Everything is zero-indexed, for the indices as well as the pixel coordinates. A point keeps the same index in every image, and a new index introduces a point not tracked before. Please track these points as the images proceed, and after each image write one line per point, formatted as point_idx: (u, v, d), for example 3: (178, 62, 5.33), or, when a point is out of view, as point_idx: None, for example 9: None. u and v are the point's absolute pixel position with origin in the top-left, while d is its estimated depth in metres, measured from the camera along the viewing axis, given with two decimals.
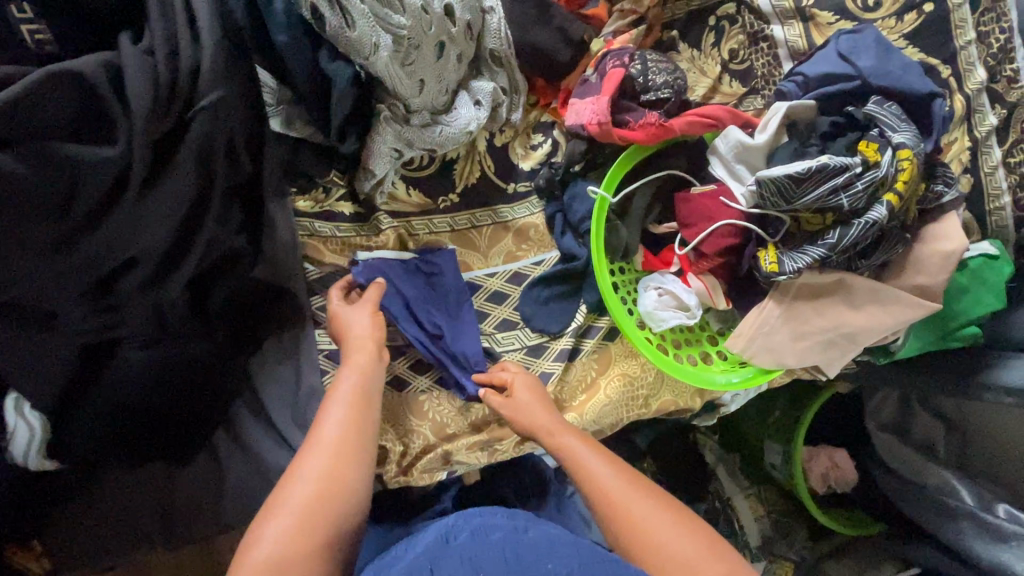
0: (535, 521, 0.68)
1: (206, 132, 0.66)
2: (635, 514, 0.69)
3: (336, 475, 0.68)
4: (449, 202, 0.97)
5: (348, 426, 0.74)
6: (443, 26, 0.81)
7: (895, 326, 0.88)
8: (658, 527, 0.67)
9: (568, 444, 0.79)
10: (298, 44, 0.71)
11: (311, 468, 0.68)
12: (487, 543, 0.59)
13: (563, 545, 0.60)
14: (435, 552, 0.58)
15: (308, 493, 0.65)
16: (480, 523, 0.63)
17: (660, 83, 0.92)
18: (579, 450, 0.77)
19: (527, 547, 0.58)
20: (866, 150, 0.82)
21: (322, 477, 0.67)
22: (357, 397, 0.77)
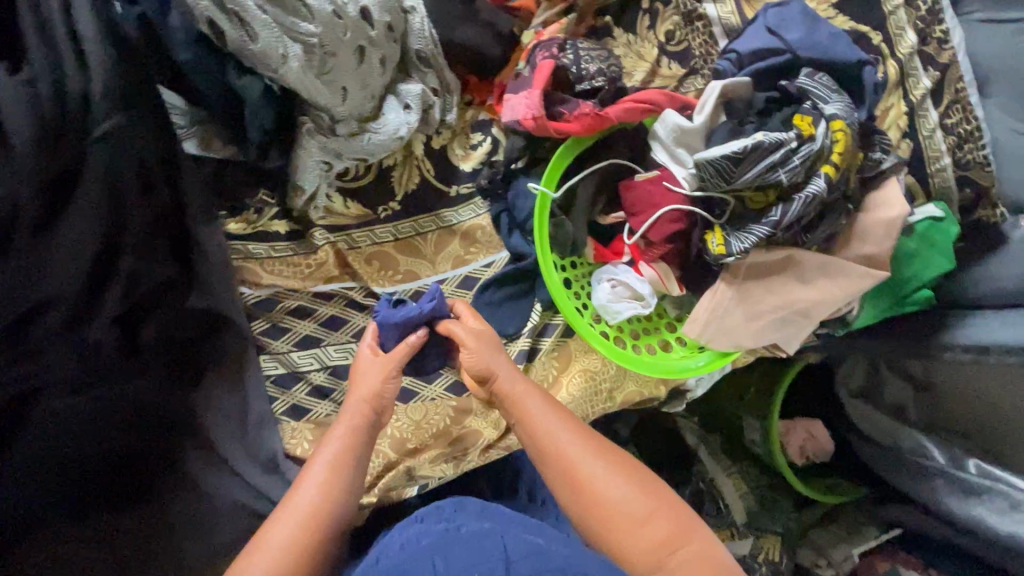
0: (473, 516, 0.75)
1: (108, 158, 0.63)
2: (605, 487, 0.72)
3: (319, 517, 0.70)
4: (389, 211, 0.94)
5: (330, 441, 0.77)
6: (361, 30, 0.77)
7: (847, 297, 0.87)
8: (624, 500, 0.71)
9: (542, 421, 0.77)
10: (203, 60, 0.69)
11: (297, 508, 0.70)
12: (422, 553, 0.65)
13: (492, 543, 0.65)
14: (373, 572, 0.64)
15: (285, 543, 0.67)
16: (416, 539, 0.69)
17: (594, 71, 0.91)
18: (543, 424, 0.77)
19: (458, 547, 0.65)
20: (801, 124, 0.80)
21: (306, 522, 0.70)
22: (350, 444, 0.76)
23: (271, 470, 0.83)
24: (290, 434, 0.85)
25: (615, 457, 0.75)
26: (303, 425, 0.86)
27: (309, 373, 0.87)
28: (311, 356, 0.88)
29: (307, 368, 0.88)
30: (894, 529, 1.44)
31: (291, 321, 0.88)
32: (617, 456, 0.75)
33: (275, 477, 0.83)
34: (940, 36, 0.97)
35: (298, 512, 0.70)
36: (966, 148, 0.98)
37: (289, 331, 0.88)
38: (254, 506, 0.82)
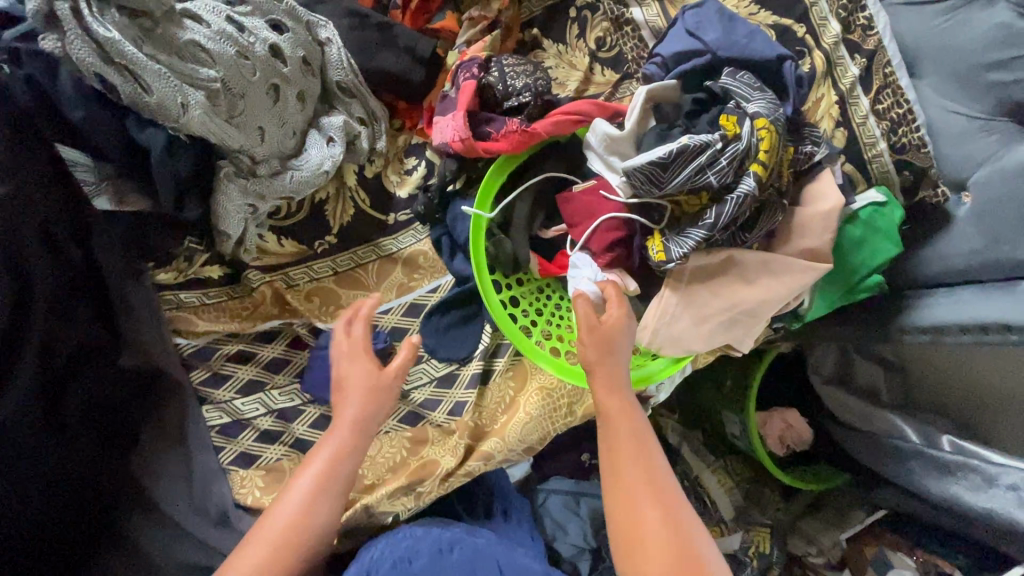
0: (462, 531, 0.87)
1: (5, 226, 0.62)
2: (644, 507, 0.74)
3: (297, 531, 0.71)
4: (327, 245, 0.92)
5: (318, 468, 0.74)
6: (271, 68, 0.75)
7: (791, 293, 0.86)
8: (655, 524, 0.72)
9: (618, 430, 0.79)
10: (99, 117, 0.66)
11: (271, 528, 0.71)
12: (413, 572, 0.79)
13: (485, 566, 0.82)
14: None
15: (260, 558, 0.69)
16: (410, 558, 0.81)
17: (521, 87, 0.90)
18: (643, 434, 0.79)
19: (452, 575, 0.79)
20: (725, 124, 0.80)
21: (283, 537, 0.70)
22: (340, 453, 0.75)
23: (221, 524, 0.81)
24: (240, 484, 0.82)
25: (654, 486, 0.75)
26: (252, 474, 0.83)
27: (256, 419, 0.85)
28: (256, 402, 0.85)
29: (252, 414, 0.85)
30: (879, 510, 1.43)
31: (233, 367, 0.86)
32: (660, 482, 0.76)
33: (226, 530, 0.80)
34: (863, 23, 0.97)
35: (280, 525, 0.71)
36: (900, 132, 0.98)
37: (230, 377, 0.86)
38: (205, 563, 0.80)
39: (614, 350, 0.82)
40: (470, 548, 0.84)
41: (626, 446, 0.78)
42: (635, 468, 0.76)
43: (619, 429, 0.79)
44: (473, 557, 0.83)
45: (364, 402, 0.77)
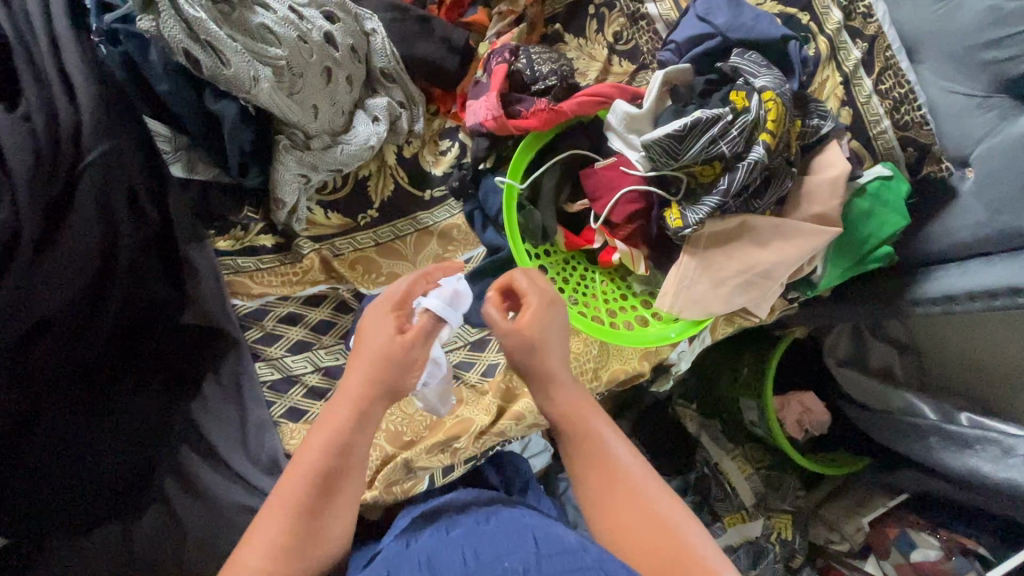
0: (500, 511, 0.82)
1: (100, 183, 0.70)
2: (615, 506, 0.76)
3: (293, 539, 0.67)
4: (369, 218, 0.99)
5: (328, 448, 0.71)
6: (325, 53, 0.84)
7: (803, 255, 0.93)
8: (630, 514, 0.75)
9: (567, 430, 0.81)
10: (181, 90, 0.76)
11: (271, 534, 0.67)
12: (448, 539, 0.75)
13: (524, 538, 0.72)
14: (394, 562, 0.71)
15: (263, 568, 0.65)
16: (441, 529, 0.78)
17: (547, 72, 0.98)
18: (595, 428, 0.80)
19: (488, 541, 0.73)
20: (735, 99, 0.87)
21: (285, 543, 0.66)
22: (342, 438, 0.72)
23: (273, 472, 0.85)
24: (289, 437, 0.87)
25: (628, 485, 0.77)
26: (301, 427, 0.88)
27: (304, 376, 0.90)
28: (305, 360, 0.92)
29: (301, 370, 0.91)
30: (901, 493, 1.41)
31: (283, 329, 0.92)
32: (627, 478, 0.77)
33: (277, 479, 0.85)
34: (864, 11, 1.04)
35: (279, 528, 0.67)
36: (903, 109, 1.05)
37: (282, 337, 0.92)
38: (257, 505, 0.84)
39: (546, 344, 0.80)
40: (510, 518, 0.79)
41: (587, 454, 0.80)
42: (606, 468, 0.78)
43: (575, 434, 0.80)
44: (508, 526, 0.76)
45: (367, 378, 0.73)
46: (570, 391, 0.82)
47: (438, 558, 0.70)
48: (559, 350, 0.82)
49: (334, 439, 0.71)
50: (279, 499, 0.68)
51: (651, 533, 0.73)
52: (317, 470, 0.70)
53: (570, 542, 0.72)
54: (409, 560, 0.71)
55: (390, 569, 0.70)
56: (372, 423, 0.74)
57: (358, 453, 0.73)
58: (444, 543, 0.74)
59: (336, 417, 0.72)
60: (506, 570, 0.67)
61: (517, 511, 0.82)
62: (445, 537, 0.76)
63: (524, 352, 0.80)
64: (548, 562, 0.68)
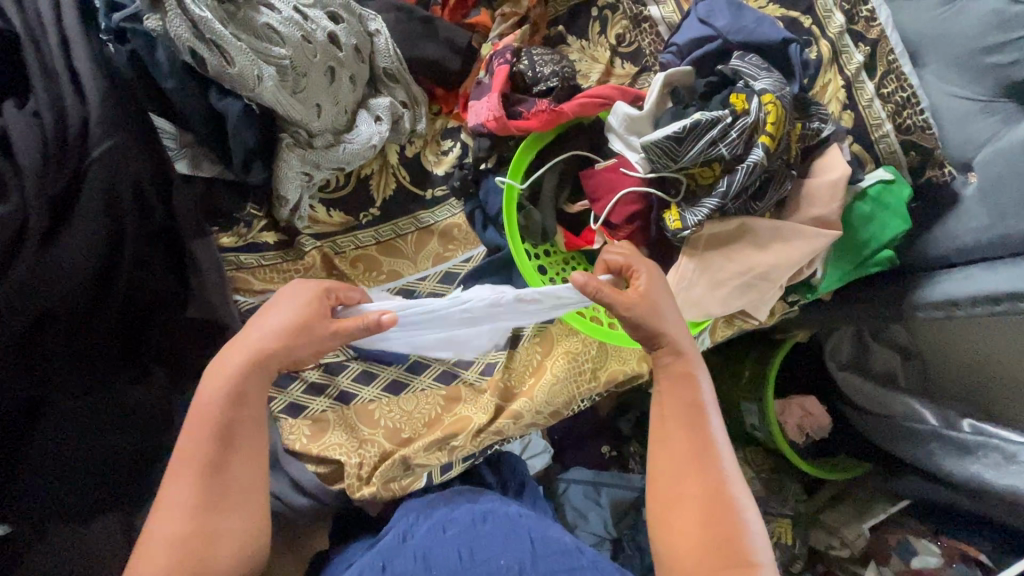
0: (490, 506, 0.84)
1: (104, 179, 0.71)
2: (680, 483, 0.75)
3: (204, 500, 0.66)
4: (371, 217, 1.00)
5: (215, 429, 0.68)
6: (329, 53, 0.85)
7: (802, 258, 0.93)
8: (698, 492, 0.74)
9: (673, 388, 0.80)
10: (186, 87, 0.77)
11: (161, 530, 0.64)
12: (442, 537, 0.77)
13: (519, 538, 0.75)
14: (389, 553, 0.74)
15: (181, 533, 0.65)
16: (437, 521, 0.80)
17: (548, 73, 0.98)
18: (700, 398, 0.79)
19: (484, 543, 0.74)
20: (735, 102, 0.88)
21: (197, 505, 0.66)
22: (231, 396, 0.69)
23: None
24: (287, 432, 0.92)
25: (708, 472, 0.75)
26: (300, 422, 0.92)
27: (307, 371, 0.94)
28: None
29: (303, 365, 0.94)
30: (902, 500, 1.40)
31: None
32: (709, 460, 0.75)
33: None
34: (867, 15, 1.05)
35: (192, 491, 0.66)
36: (906, 113, 1.05)
37: None
38: None
39: (659, 310, 0.81)
40: (506, 519, 0.79)
41: (675, 420, 0.79)
42: (683, 439, 0.77)
43: (672, 403, 0.80)
44: (504, 526, 0.78)
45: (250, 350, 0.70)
46: (685, 360, 0.81)
47: (432, 554, 0.74)
48: (675, 324, 0.82)
49: (221, 408, 0.69)
50: (179, 463, 0.67)
51: (701, 516, 0.72)
52: (212, 427, 0.68)
53: (565, 544, 0.75)
54: (404, 553, 0.74)
55: (385, 561, 0.73)
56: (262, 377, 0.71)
57: (253, 408, 0.71)
58: (438, 539, 0.76)
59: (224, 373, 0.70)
60: (501, 568, 0.71)
61: (512, 509, 0.83)
62: (440, 534, 0.77)
63: (643, 317, 0.80)
64: (544, 562, 0.72)
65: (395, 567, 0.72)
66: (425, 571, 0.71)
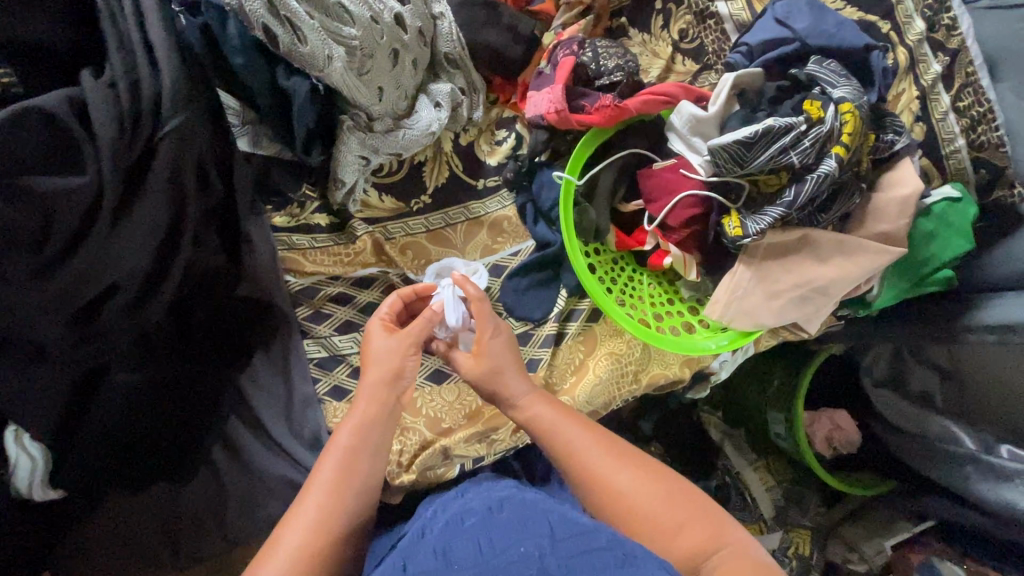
0: (512, 497, 0.75)
1: (174, 154, 0.70)
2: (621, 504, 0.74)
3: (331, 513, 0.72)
4: (422, 204, 0.99)
5: (351, 445, 0.77)
6: (395, 35, 0.84)
7: (863, 274, 0.91)
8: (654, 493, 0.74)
9: (557, 433, 0.80)
10: (255, 65, 0.76)
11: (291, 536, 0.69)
12: (461, 530, 0.67)
13: (535, 524, 0.66)
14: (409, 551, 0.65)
15: (299, 540, 0.69)
16: (453, 516, 0.71)
17: (612, 67, 0.95)
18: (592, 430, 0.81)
19: (502, 535, 0.64)
20: (810, 109, 0.84)
21: (324, 515, 0.72)
22: (369, 425, 0.79)
23: (315, 447, 0.88)
24: (332, 415, 0.89)
25: (655, 473, 0.77)
26: (343, 406, 0.89)
27: (351, 356, 0.92)
28: (352, 340, 0.93)
29: (348, 351, 0.92)
30: (926, 520, 1.38)
31: (332, 308, 0.93)
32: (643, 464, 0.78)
33: (318, 453, 0.88)
34: (950, 22, 1.00)
35: (323, 498, 0.73)
36: (979, 129, 1.01)
37: (330, 316, 0.93)
38: (301, 480, 0.88)
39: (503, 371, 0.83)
40: (522, 506, 0.71)
41: (595, 454, 0.78)
42: (615, 465, 0.77)
43: (576, 442, 0.79)
44: (524, 515, 0.68)
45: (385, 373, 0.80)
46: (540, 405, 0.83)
47: (455, 548, 0.63)
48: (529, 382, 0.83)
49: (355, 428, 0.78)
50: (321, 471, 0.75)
51: (670, 509, 0.73)
52: (352, 442, 0.77)
53: (582, 525, 0.66)
54: (423, 549, 0.64)
55: (405, 561, 0.63)
56: (379, 425, 0.79)
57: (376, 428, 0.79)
58: (457, 532, 0.67)
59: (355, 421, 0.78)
60: (521, 555, 0.60)
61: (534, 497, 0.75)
62: (458, 528, 0.68)
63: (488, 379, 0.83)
64: (564, 546, 0.61)
65: (417, 566, 0.61)
66: (445, 568, 0.61)
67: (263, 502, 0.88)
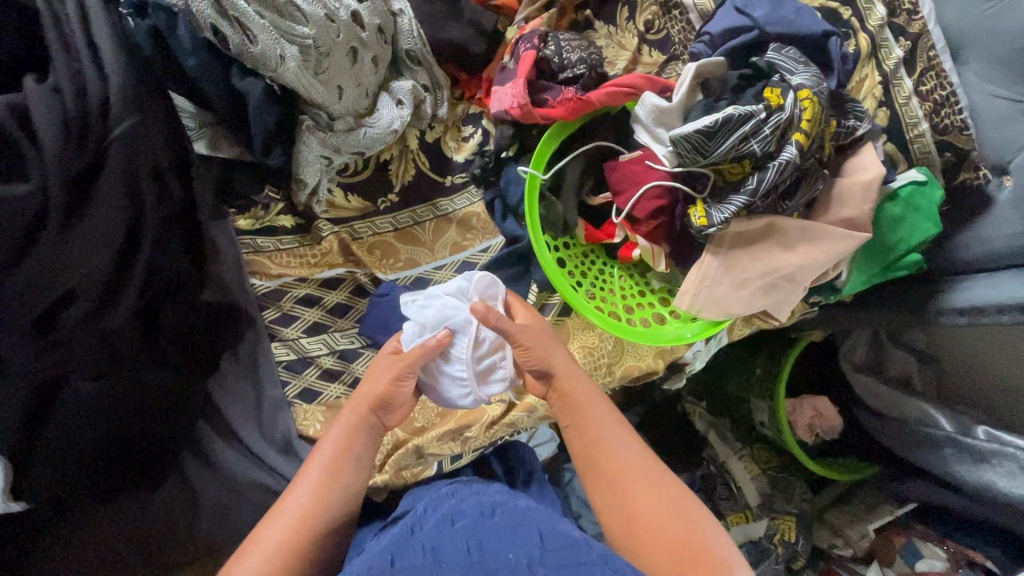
0: (504, 502, 0.74)
1: (125, 157, 0.70)
2: (627, 492, 0.76)
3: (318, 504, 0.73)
4: (389, 202, 0.99)
5: (336, 451, 0.77)
6: (352, 32, 0.83)
7: (830, 260, 0.91)
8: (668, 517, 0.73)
9: (593, 427, 0.81)
10: (207, 67, 0.75)
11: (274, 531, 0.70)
12: (452, 529, 0.66)
13: (526, 531, 0.65)
14: (398, 545, 0.64)
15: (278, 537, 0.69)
16: (447, 514, 0.70)
17: (575, 60, 0.95)
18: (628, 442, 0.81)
19: (494, 538, 0.64)
20: (769, 97, 0.85)
21: (307, 511, 0.72)
22: (353, 434, 0.79)
23: (286, 451, 0.87)
24: (303, 416, 0.88)
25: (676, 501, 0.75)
26: (315, 408, 0.89)
27: (320, 358, 0.91)
28: (320, 341, 0.92)
29: (316, 352, 0.92)
30: (908, 503, 1.39)
31: (300, 310, 0.93)
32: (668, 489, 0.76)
33: (289, 457, 0.87)
34: (909, 8, 1.01)
35: (304, 497, 0.73)
36: (944, 112, 1.01)
37: (298, 318, 0.92)
38: (273, 485, 0.86)
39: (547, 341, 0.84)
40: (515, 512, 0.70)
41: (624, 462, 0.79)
42: (639, 480, 0.77)
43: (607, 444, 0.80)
44: (517, 520, 0.67)
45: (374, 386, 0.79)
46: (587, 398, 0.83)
47: (444, 548, 0.63)
48: (568, 366, 0.84)
49: (343, 433, 0.79)
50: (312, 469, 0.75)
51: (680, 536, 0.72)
52: (340, 447, 0.77)
53: (571, 536, 0.65)
54: (412, 545, 0.63)
55: (395, 555, 0.62)
56: (368, 424, 0.80)
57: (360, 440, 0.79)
58: (448, 531, 0.66)
59: (347, 419, 0.79)
60: (510, 561, 0.60)
61: (525, 505, 0.74)
62: (449, 527, 0.67)
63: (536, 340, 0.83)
64: (554, 555, 0.61)
65: (407, 561, 0.60)
66: (435, 566, 0.60)
67: (237, 509, 0.87)
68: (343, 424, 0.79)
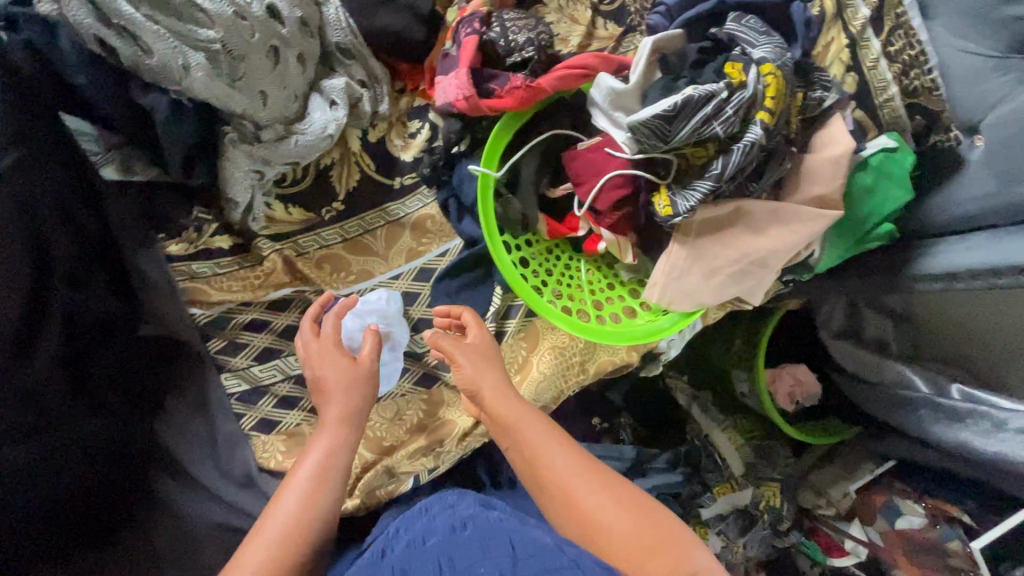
0: (478, 509, 0.71)
1: (17, 201, 0.63)
2: (572, 495, 0.72)
3: (305, 517, 0.69)
4: (334, 211, 0.92)
5: (316, 471, 0.73)
6: (270, 28, 0.73)
7: (801, 242, 0.87)
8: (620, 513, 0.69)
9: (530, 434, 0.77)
10: (100, 80, 0.68)
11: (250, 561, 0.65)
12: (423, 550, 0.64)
13: (496, 543, 0.62)
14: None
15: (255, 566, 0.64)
16: (417, 535, 0.67)
17: (523, 41, 0.87)
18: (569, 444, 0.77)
19: (465, 553, 0.61)
20: (731, 73, 0.78)
21: (286, 535, 0.67)
22: (331, 454, 0.74)
23: (247, 486, 0.83)
24: (262, 450, 0.84)
25: (627, 494, 0.72)
26: (274, 438, 0.85)
27: (275, 385, 0.87)
28: (273, 369, 0.87)
29: (270, 380, 0.87)
30: (887, 461, 1.39)
31: (248, 337, 0.87)
32: (618, 483, 0.73)
33: (250, 491, 0.83)
34: None
35: (281, 523, 0.68)
36: (913, 73, 0.97)
37: (247, 345, 0.87)
38: (235, 523, 0.83)
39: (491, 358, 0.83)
40: (489, 522, 0.67)
41: (569, 464, 0.75)
42: (586, 478, 0.73)
43: (546, 450, 0.76)
44: (488, 532, 0.64)
45: (344, 403, 0.77)
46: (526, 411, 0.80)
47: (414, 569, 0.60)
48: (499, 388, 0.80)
49: (325, 453, 0.74)
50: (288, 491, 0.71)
51: (638, 526, 0.68)
52: (318, 467, 0.73)
53: (540, 541, 0.61)
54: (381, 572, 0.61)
55: None
56: (351, 440, 0.77)
57: (338, 458, 0.74)
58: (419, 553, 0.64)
59: (323, 441, 0.75)
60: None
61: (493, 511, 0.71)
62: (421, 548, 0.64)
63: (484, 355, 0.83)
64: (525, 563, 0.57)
65: None
66: None
67: (200, 553, 0.82)
68: (318, 443, 0.74)
